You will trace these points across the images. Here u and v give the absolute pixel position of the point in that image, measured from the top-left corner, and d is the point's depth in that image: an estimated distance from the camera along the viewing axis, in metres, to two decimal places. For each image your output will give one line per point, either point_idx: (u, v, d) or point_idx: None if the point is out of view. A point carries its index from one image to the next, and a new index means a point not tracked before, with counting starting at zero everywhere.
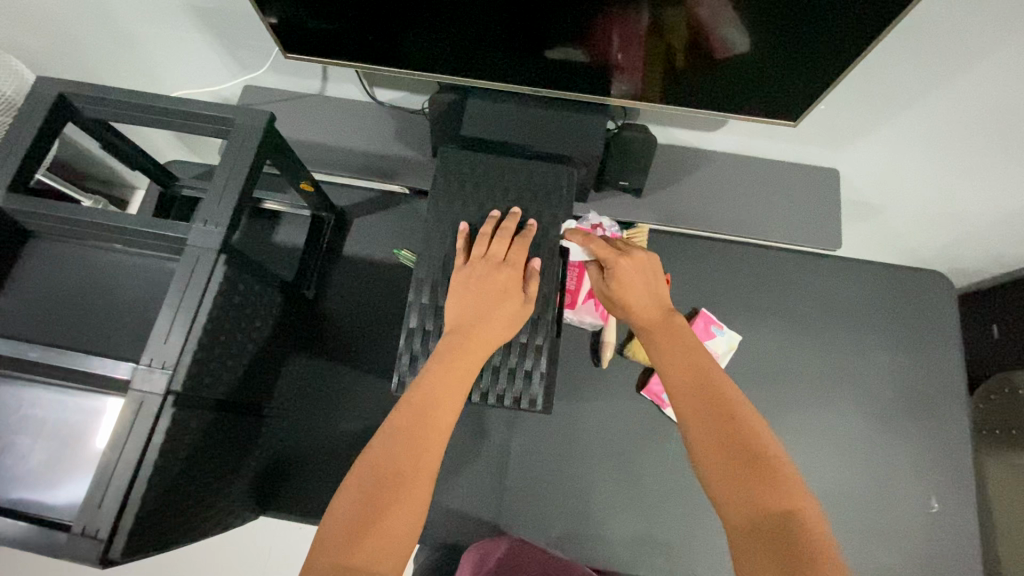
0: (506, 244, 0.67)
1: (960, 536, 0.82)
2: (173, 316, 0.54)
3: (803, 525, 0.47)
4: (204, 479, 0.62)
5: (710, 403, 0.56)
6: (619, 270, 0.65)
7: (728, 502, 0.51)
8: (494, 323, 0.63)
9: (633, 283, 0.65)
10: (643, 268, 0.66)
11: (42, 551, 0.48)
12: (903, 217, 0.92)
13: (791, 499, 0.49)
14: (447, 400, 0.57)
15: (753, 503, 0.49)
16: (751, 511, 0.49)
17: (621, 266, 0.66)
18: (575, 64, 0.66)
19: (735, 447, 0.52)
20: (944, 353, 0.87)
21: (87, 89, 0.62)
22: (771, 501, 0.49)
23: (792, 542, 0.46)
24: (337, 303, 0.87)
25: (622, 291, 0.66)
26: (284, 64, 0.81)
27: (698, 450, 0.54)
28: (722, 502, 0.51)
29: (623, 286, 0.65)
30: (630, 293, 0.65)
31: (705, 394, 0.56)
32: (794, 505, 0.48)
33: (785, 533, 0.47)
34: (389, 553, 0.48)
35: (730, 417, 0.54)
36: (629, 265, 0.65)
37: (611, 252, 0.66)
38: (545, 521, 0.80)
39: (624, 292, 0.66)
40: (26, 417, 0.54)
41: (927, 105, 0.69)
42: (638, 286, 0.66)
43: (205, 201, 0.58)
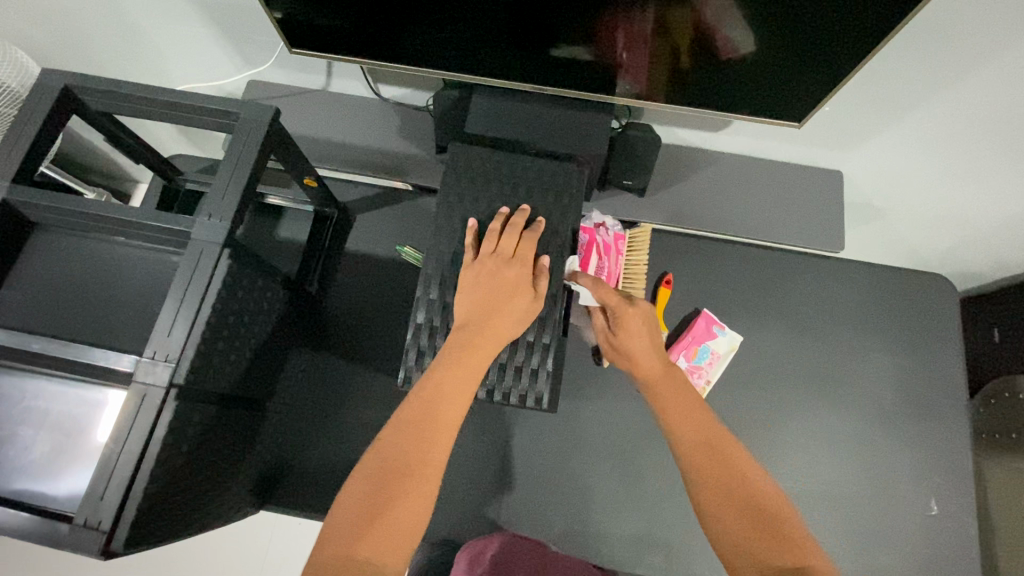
0: (515, 240, 0.67)
1: (959, 539, 0.82)
2: (177, 308, 0.54)
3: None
4: (206, 472, 0.62)
5: (713, 458, 0.56)
6: (625, 319, 0.67)
7: (737, 558, 0.50)
8: (504, 319, 0.63)
9: (637, 331, 0.67)
10: (649, 318, 0.68)
11: (44, 541, 0.48)
12: (907, 220, 0.92)
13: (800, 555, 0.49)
14: (453, 396, 0.57)
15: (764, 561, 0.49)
16: (761, 567, 0.49)
17: (628, 315, 0.67)
18: (581, 62, 0.65)
19: (740, 504, 0.52)
20: (945, 356, 0.87)
21: (93, 82, 0.62)
22: (779, 558, 0.48)
23: None
24: (339, 299, 0.87)
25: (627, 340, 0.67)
26: (289, 59, 0.81)
27: (703, 507, 0.54)
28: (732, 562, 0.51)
29: (628, 335, 0.67)
30: (633, 342, 0.67)
31: (709, 450, 0.56)
32: (802, 562, 0.48)
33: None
34: (393, 558, 0.48)
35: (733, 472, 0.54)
36: (635, 315, 0.67)
37: (620, 300, 0.67)
38: (545, 519, 0.80)
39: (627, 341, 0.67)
40: (29, 408, 0.55)
41: (933, 107, 0.69)
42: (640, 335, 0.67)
43: (209, 195, 0.58)
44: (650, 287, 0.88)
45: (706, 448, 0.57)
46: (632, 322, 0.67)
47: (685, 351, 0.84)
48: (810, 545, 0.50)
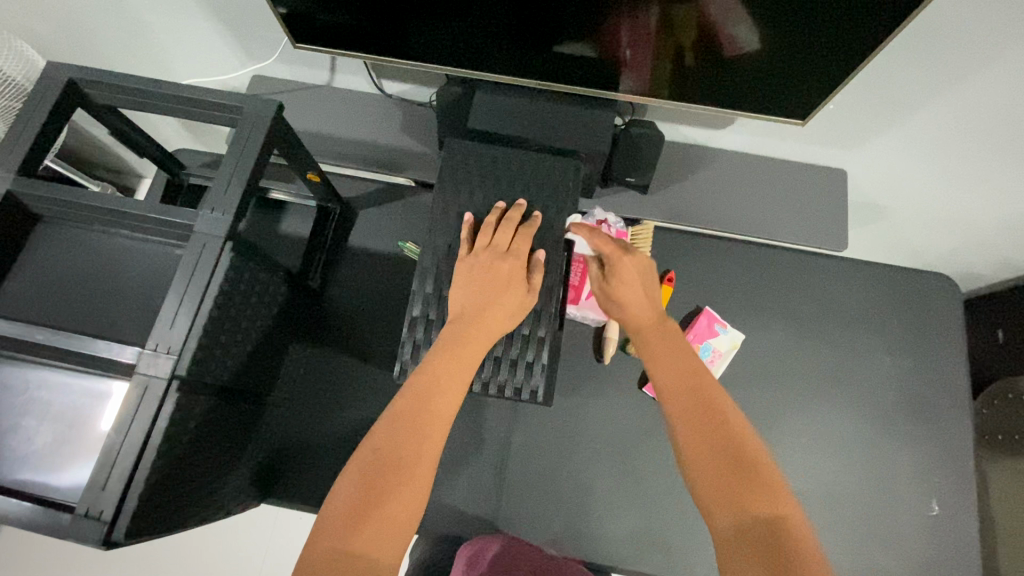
0: (509, 234, 0.67)
1: (960, 540, 0.81)
2: (179, 300, 0.54)
3: (789, 534, 0.47)
4: (206, 464, 0.62)
5: (699, 405, 0.56)
6: (618, 266, 0.69)
7: (714, 505, 0.50)
8: (497, 312, 0.64)
9: (631, 280, 0.69)
10: (643, 270, 0.70)
11: (46, 531, 0.49)
12: (911, 220, 0.92)
13: (778, 507, 0.49)
14: (449, 388, 0.58)
15: (740, 507, 0.49)
16: (740, 520, 0.48)
17: (621, 263, 0.69)
18: (584, 59, 0.65)
19: (722, 450, 0.53)
20: (948, 356, 0.87)
21: (97, 75, 0.62)
22: (759, 511, 0.48)
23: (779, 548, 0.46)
24: (341, 293, 0.87)
25: (620, 289, 0.69)
26: (293, 54, 0.81)
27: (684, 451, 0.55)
28: (708, 507, 0.51)
29: (621, 282, 0.69)
30: (626, 292, 0.68)
31: (694, 399, 0.57)
32: (777, 511, 0.48)
33: (771, 540, 0.46)
34: (385, 544, 0.48)
35: (718, 421, 0.55)
36: (629, 263, 0.69)
37: (614, 249, 0.69)
38: (543, 515, 0.80)
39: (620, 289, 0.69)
40: (31, 399, 0.55)
41: (938, 106, 0.69)
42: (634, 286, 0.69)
43: (212, 189, 0.58)
44: None
45: (696, 403, 0.56)
46: (626, 269, 0.69)
47: None
48: (790, 500, 0.49)
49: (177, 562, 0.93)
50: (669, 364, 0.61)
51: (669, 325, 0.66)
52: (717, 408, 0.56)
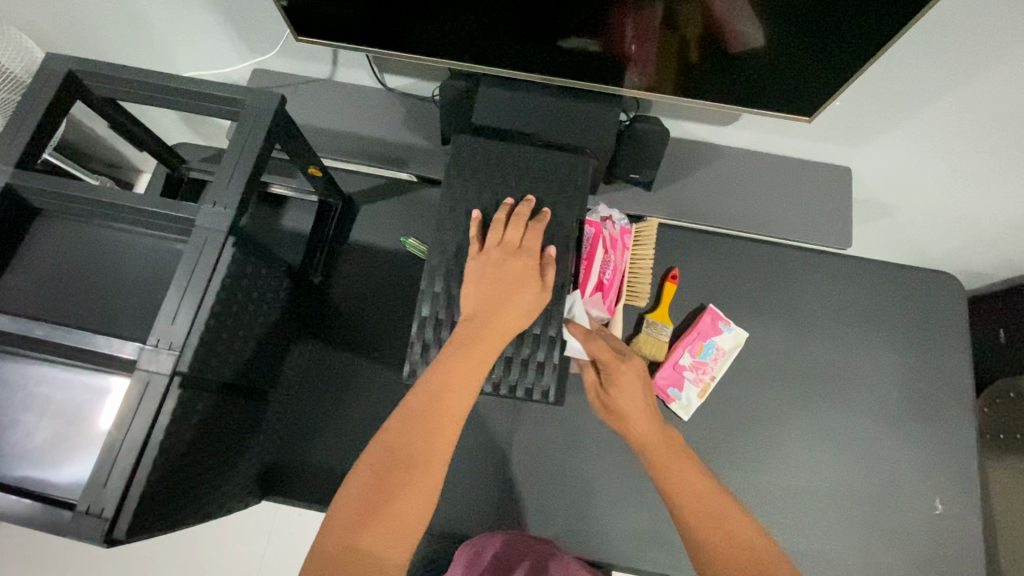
0: (520, 230, 0.67)
1: (963, 539, 0.81)
2: (183, 295, 0.54)
3: None
4: (208, 461, 0.62)
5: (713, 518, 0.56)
6: (618, 374, 0.71)
7: None
8: (512, 310, 0.63)
9: (630, 390, 0.70)
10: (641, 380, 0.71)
11: (47, 528, 0.48)
12: (915, 218, 0.91)
13: None
14: (460, 386, 0.57)
15: None
16: None
17: (620, 372, 0.71)
18: (589, 54, 0.65)
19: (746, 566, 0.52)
20: (952, 355, 0.87)
21: (97, 67, 0.61)
22: None
23: None
24: (343, 289, 0.87)
25: (619, 397, 0.70)
26: (294, 48, 0.80)
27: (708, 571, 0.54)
28: None
29: (620, 390, 0.70)
30: (625, 399, 0.69)
31: (706, 512, 0.57)
32: None
33: None
34: (393, 544, 0.48)
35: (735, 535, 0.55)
36: (627, 371, 0.71)
37: (612, 358, 0.71)
38: (546, 513, 0.80)
39: (618, 398, 0.70)
40: (31, 395, 0.54)
41: (947, 103, 0.68)
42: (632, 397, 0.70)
43: (214, 183, 0.57)
44: (656, 282, 0.87)
45: (707, 515, 0.57)
46: (624, 378, 0.71)
47: (690, 347, 0.84)
48: None
49: (177, 558, 0.93)
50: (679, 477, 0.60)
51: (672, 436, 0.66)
52: (728, 520, 0.56)
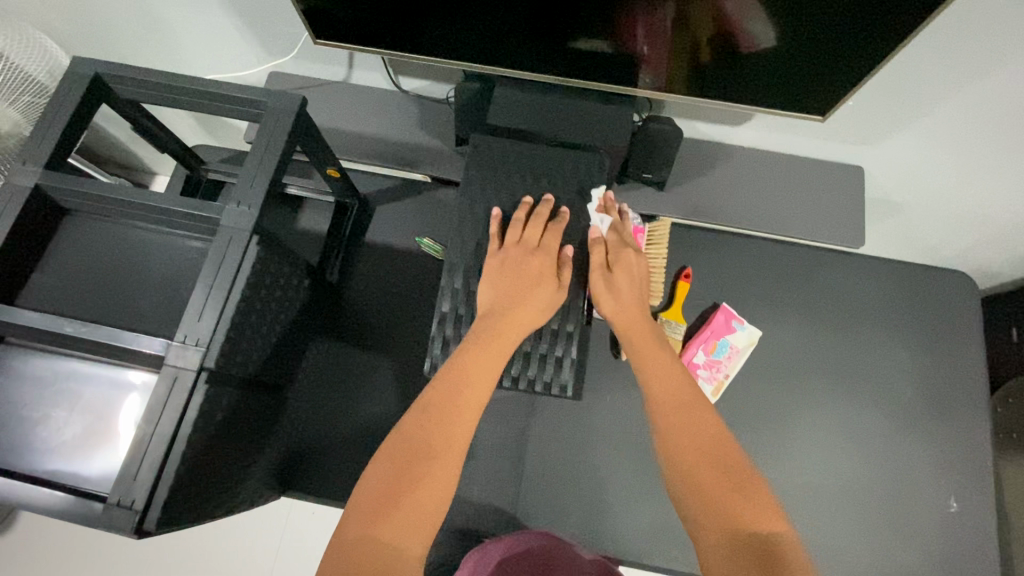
0: (539, 229, 0.68)
1: (978, 536, 0.81)
2: (209, 293, 0.55)
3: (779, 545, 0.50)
4: (231, 455, 0.63)
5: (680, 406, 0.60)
6: (627, 256, 0.70)
7: (705, 526, 0.53)
8: (528, 308, 0.64)
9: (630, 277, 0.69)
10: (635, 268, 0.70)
11: (79, 521, 0.49)
12: (926, 217, 0.92)
13: (767, 521, 0.52)
14: (477, 380, 0.58)
15: (731, 522, 0.52)
16: (731, 534, 0.51)
17: (628, 253, 0.70)
18: (601, 55, 0.66)
19: (704, 451, 0.57)
20: (964, 352, 0.87)
21: (125, 70, 0.63)
22: (750, 524, 0.51)
23: (772, 559, 0.49)
24: (359, 288, 0.88)
25: (620, 276, 0.69)
26: (311, 50, 0.81)
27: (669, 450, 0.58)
28: (697, 532, 0.54)
29: (627, 274, 0.69)
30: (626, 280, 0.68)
31: (679, 405, 0.60)
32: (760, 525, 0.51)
33: (765, 559, 0.49)
34: (413, 536, 0.49)
35: (698, 420, 0.59)
36: (632, 255, 0.70)
37: (617, 242, 0.71)
38: (562, 510, 0.80)
39: (620, 283, 0.68)
40: (62, 391, 0.56)
41: (956, 102, 0.69)
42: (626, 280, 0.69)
43: (239, 182, 0.59)
44: (669, 281, 0.88)
45: (678, 406, 0.60)
46: (628, 261, 0.70)
47: (705, 344, 0.84)
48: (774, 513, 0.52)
49: (195, 554, 0.94)
50: (659, 373, 0.63)
51: (652, 329, 0.67)
52: (699, 414, 0.60)
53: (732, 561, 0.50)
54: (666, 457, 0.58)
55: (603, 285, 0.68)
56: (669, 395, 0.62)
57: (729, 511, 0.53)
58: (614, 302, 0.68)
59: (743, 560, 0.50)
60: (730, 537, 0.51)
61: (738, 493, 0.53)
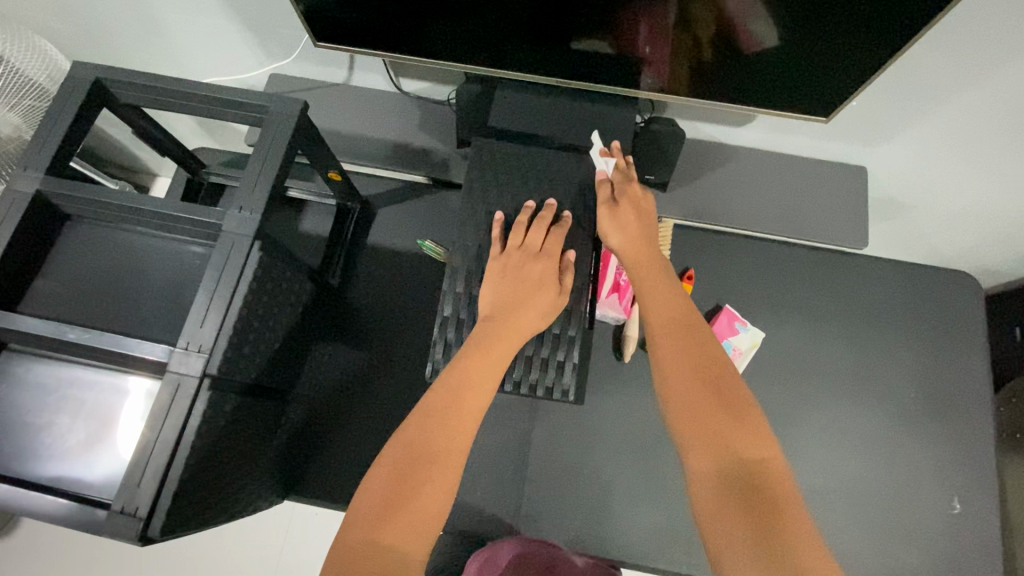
0: (542, 233, 0.67)
1: (981, 538, 0.81)
2: (210, 300, 0.55)
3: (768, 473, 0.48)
4: (234, 460, 0.63)
5: (678, 325, 0.58)
6: (634, 192, 0.70)
7: (691, 444, 0.51)
8: (530, 312, 0.64)
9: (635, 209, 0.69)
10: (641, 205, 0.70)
11: (83, 528, 0.49)
12: (930, 218, 0.91)
13: (760, 447, 0.50)
14: (478, 385, 0.58)
15: (721, 444, 0.50)
16: (719, 454, 0.50)
17: (632, 188, 0.70)
18: (602, 55, 0.65)
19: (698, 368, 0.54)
20: (968, 352, 0.86)
21: (125, 76, 0.63)
22: (739, 447, 0.49)
23: (757, 487, 0.48)
24: (361, 291, 0.87)
25: (626, 210, 0.69)
26: (312, 53, 0.81)
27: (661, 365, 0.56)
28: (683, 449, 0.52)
29: (633, 209, 0.69)
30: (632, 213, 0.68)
31: (676, 325, 0.58)
32: (749, 447, 0.49)
33: (752, 484, 0.48)
34: (416, 541, 0.49)
35: (694, 340, 0.57)
36: (638, 191, 0.70)
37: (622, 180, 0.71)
38: (564, 513, 0.80)
39: (626, 217, 0.68)
40: (64, 397, 0.56)
41: (960, 104, 0.68)
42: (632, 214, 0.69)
43: (240, 188, 0.58)
44: None
45: (675, 325, 0.58)
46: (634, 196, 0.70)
47: None
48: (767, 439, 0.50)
49: (199, 557, 0.94)
50: (659, 295, 0.62)
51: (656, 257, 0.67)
52: (695, 335, 0.57)
53: (717, 481, 0.49)
54: (658, 371, 0.56)
55: (608, 218, 0.68)
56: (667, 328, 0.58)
57: (719, 434, 0.50)
58: (621, 235, 0.67)
59: (729, 492, 0.48)
60: (719, 459, 0.49)
61: (730, 414, 0.51)
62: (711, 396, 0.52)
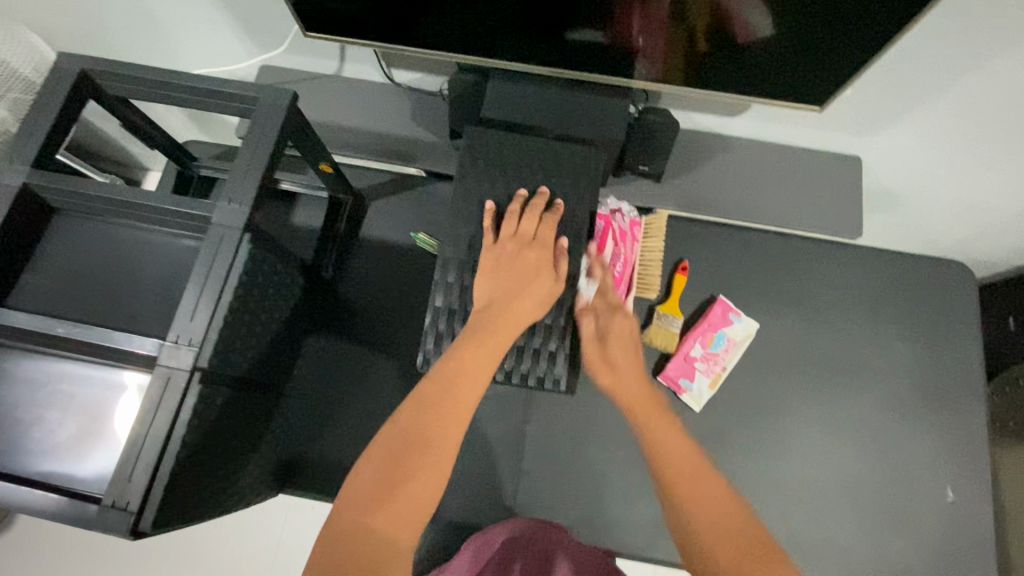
0: (534, 222, 0.67)
1: (974, 526, 0.81)
2: (200, 291, 0.54)
3: None
4: (227, 453, 0.63)
5: (684, 464, 0.58)
6: (618, 324, 0.70)
7: None
8: (524, 301, 0.64)
9: (622, 342, 0.69)
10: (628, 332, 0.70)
11: (74, 523, 0.49)
12: (925, 208, 0.91)
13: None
14: (473, 374, 0.58)
15: None
16: None
17: (617, 319, 0.70)
18: (596, 45, 0.65)
19: (711, 509, 0.54)
20: (963, 342, 0.87)
21: (112, 67, 0.62)
22: None
23: None
24: (354, 285, 0.87)
25: (613, 347, 0.69)
26: (303, 44, 0.80)
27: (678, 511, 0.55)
28: None
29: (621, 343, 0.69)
30: (620, 349, 0.69)
31: (685, 463, 0.58)
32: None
33: None
34: (406, 528, 0.49)
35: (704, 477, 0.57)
36: (623, 321, 0.70)
37: (605, 307, 0.71)
38: (558, 504, 0.80)
39: (614, 353, 0.69)
40: (54, 391, 0.55)
41: (956, 94, 0.68)
42: (621, 346, 0.69)
43: (229, 180, 0.58)
44: (666, 274, 0.87)
45: (682, 461, 0.58)
46: (618, 327, 0.70)
47: (701, 337, 0.83)
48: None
49: (195, 551, 0.94)
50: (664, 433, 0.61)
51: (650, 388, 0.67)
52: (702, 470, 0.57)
53: None
54: (674, 519, 0.56)
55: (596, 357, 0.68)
56: (684, 473, 0.57)
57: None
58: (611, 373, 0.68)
59: None
60: None
61: (749, 554, 0.51)
62: (728, 538, 0.52)
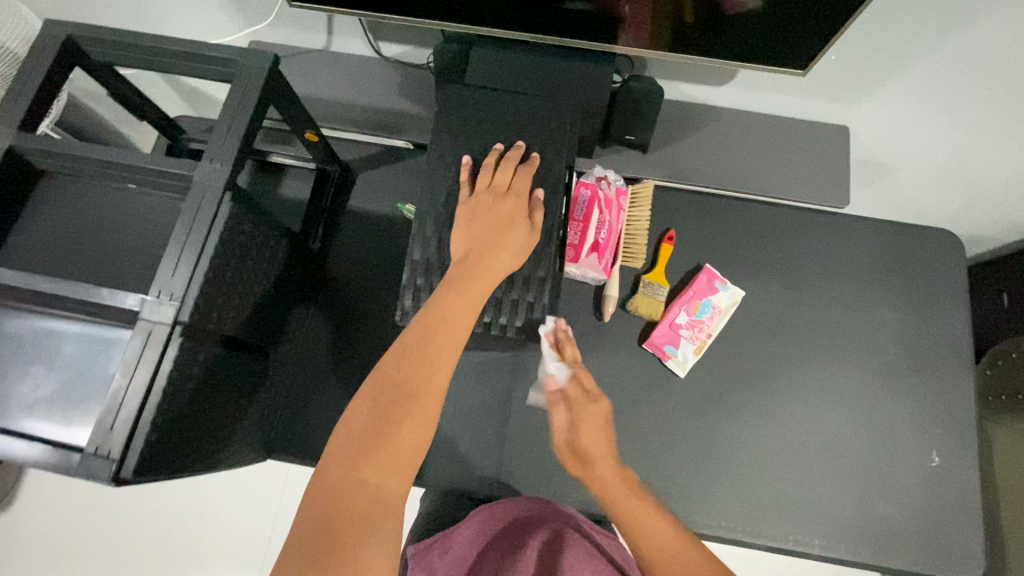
0: (509, 173, 0.67)
1: (961, 490, 0.81)
2: (183, 244, 0.55)
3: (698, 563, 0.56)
4: (211, 411, 0.63)
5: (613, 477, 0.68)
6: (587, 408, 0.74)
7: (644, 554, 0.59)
8: (501, 253, 0.64)
9: (593, 427, 0.73)
10: (604, 418, 0.74)
11: (58, 470, 0.50)
12: (913, 178, 0.91)
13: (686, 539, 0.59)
14: (453, 322, 0.58)
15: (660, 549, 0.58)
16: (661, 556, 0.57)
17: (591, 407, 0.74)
18: (581, 14, 0.64)
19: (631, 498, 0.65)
20: (950, 310, 0.87)
21: (97, 31, 0.63)
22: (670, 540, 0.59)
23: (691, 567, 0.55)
24: (342, 257, 0.88)
25: (587, 435, 0.73)
26: (289, 16, 0.81)
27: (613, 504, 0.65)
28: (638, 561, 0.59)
29: (595, 427, 0.73)
30: (592, 437, 0.72)
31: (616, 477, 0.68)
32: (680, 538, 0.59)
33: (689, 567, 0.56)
34: (393, 478, 0.50)
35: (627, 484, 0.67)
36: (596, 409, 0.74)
37: (583, 393, 0.76)
38: (543, 468, 0.81)
39: (588, 435, 0.72)
40: (38, 348, 0.56)
41: (939, 54, 0.67)
42: (595, 430, 0.73)
43: (212, 136, 0.59)
44: (652, 243, 0.88)
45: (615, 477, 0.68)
46: (592, 415, 0.74)
47: (686, 306, 0.84)
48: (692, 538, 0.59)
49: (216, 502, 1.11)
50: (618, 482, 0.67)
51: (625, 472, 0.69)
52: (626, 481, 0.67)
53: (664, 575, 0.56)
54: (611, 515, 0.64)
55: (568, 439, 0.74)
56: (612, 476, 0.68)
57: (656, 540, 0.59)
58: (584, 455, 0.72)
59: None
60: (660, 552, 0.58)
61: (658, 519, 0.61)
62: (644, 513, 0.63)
